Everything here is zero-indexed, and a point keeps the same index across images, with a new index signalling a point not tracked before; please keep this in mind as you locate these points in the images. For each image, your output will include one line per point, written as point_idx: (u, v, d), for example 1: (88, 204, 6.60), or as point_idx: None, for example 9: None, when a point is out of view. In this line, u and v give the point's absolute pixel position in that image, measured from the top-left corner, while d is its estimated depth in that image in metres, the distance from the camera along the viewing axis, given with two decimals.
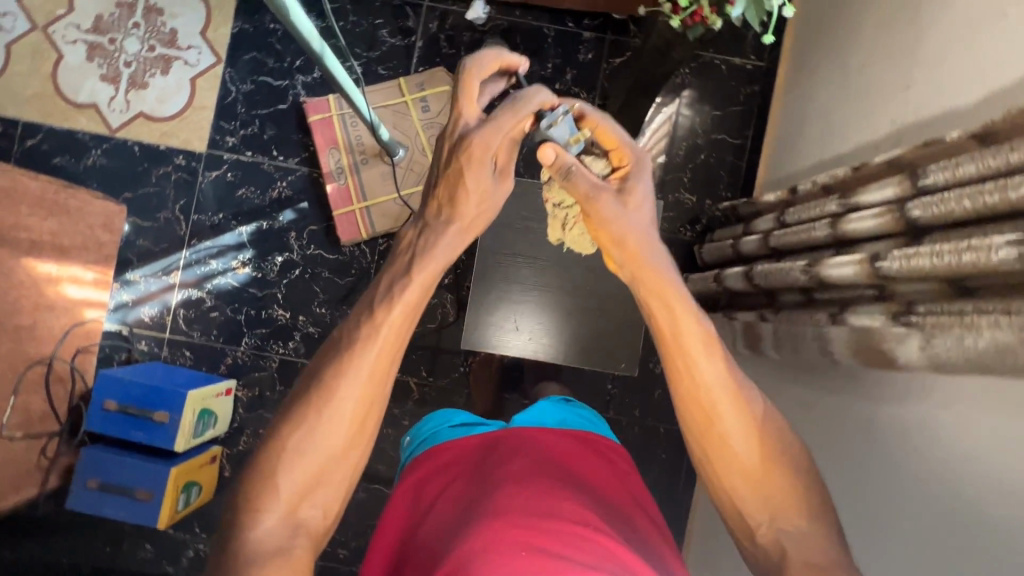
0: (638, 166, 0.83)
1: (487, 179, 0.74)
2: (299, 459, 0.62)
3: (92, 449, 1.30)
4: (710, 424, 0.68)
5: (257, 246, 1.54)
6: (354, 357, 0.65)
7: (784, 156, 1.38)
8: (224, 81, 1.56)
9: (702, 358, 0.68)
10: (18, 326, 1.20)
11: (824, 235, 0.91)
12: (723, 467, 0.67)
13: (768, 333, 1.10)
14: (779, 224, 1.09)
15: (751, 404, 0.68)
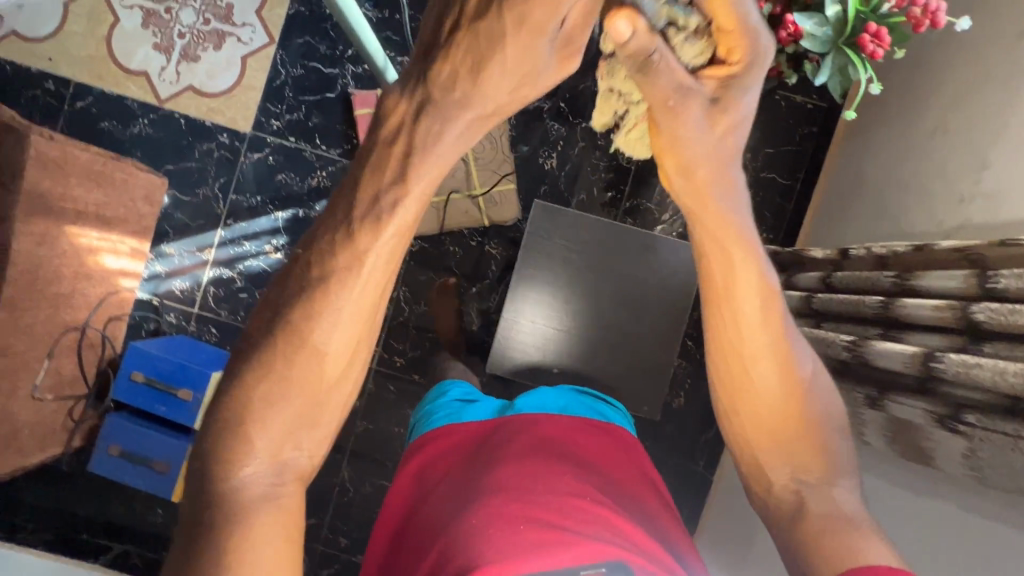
0: (756, 68, 0.55)
1: (539, 53, 0.51)
2: (273, 407, 0.50)
3: (116, 417, 1.34)
4: (745, 370, 0.62)
5: (291, 233, 1.55)
6: (329, 294, 0.51)
7: (835, 207, 1.34)
8: (275, 63, 1.55)
9: (749, 305, 0.61)
10: (58, 293, 1.22)
11: (875, 310, 0.88)
12: (751, 415, 0.63)
13: None
14: (824, 285, 1.06)
15: (799, 360, 0.63)
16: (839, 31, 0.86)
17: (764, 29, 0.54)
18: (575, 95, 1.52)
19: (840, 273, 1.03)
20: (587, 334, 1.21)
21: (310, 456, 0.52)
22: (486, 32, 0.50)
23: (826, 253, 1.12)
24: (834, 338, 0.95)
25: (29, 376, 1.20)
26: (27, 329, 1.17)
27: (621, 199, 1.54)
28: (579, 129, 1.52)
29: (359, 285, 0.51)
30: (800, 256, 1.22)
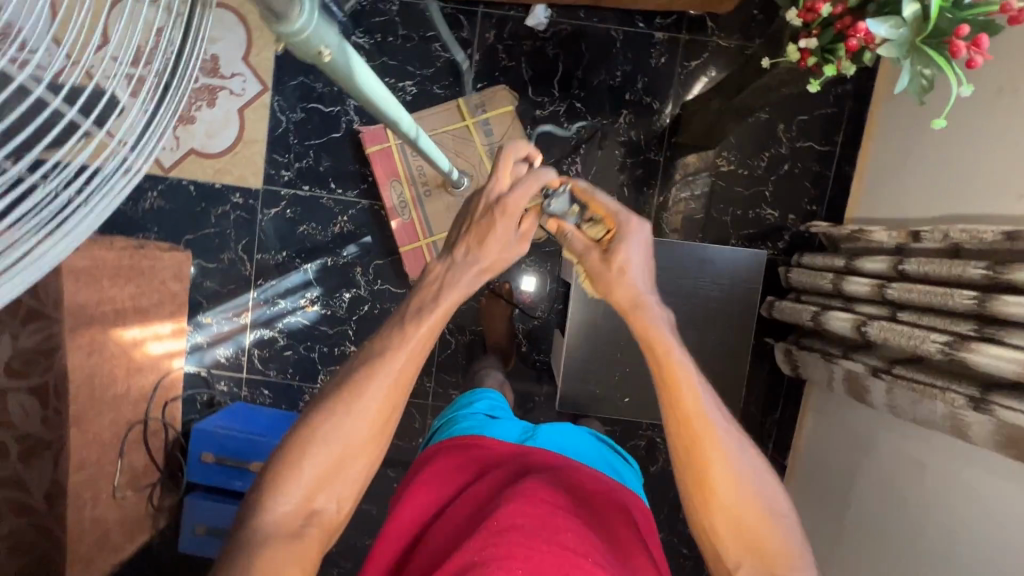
0: (630, 232, 0.69)
1: (511, 234, 0.68)
2: (307, 451, 0.66)
3: (195, 497, 1.35)
4: (699, 451, 0.62)
5: (324, 283, 1.53)
6: (376, 372, 0.68)
7: (885, 176, 1.28)
8: (273, 111, 1.48)
9: (688, 392, 0.63)
10: (115, 394, 1.22)
11: (967, 306, 0.85)
12: (704, 504, 0.61)
13: (880, 390, 1.03)
14: (897, 272, 1.03)
15: (738, 446, 0.63)
16: (918, 29, 0.64)
17: (636, 215, 0.70)
18: (590, 93, 1.46)
19: (912, 259, 0.99)
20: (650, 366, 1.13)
21: (336, 504, 0.67)
22: (479, 228, 0.68)
23: (893, 236, 1.08)
24: (923, 333, 0.92)
25: (106, 478, 1.22)
26: (95, 438, 1.17)
27: (652, 195, 1.48)
28: (600, 128, 1.47)
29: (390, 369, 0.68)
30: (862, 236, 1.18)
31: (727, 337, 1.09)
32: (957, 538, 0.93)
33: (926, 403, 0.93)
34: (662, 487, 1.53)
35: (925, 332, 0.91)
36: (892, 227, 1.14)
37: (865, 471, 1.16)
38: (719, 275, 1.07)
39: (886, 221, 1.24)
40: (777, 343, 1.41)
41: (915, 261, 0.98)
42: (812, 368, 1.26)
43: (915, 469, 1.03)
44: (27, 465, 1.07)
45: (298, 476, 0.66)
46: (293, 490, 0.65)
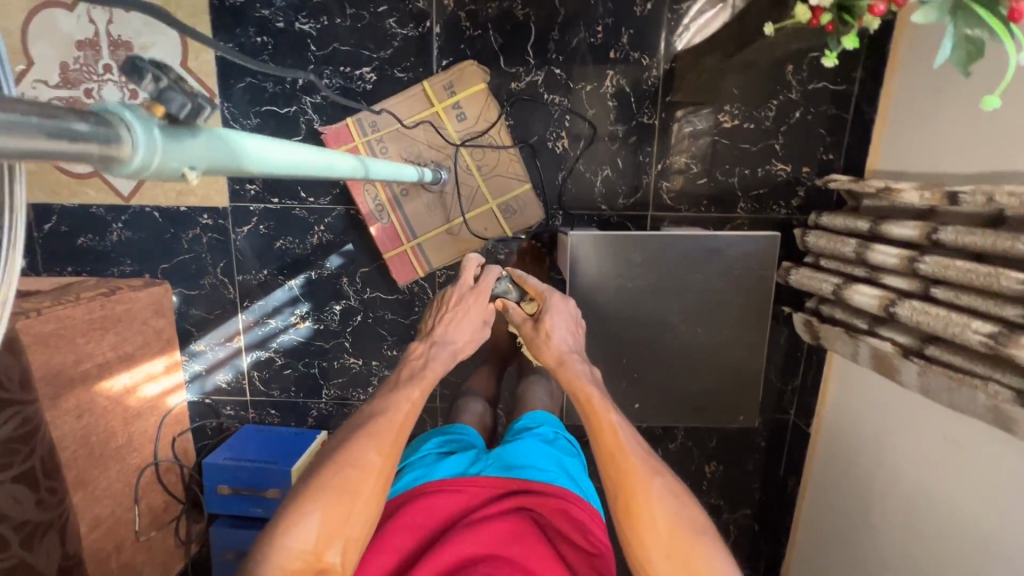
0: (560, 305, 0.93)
1: (476, 316, 0.93)
2: (315, 500, 0.70)
3: (220, 527, 1.36)
4: (626, 478, 0.74)
5: (311, 298, 1.45)
6: (375, 426, 0.77)
7: (915, 117, 1.12)
8: (225, 119, 1.35)
9: (610, 422, 0.79)
10: (117, 446, 1.20)
11: (1014, 289, 0.75)
12: (635, 527, 0.71)
13: (912, 373, 0.95)
14: (930, 241, 0.91)
15: (660, 480, 0.74)
16: None
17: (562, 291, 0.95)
18: (569, 55, 1.29)
19: (949, 228, 0.88)
20: (656, 372, 1.02)
21: (343, 556, 0.70)
22: (453, 314, 0.92)
23: (924, 196, 0.95)
24: (963, 317, 0.83)
25: (127, 525, 1.23)
26: (105, 493, 1.17)
27: (650, 163, 1.34)
28: (585, 95, 1.31)
29: (391, 419, 0.78)
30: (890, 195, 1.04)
31: (741, 329, 0.99)
32: (997, 519, 0.88)
33: (964, 391, 0.85)
34: (683, 462, 1.50)
35: (965, 318, 0.82)
36: (924, 182, 1.01)
37: (893, 443, 1.10)
38: (728, 265, 0.96)
39: (918, 174, 1.10)
40: (795, 311, 1.31)
41: (953, 230, 0.86)
42: (834, 341, 1.17)
43: (949, 446, 0.97)
44: (34, 551, 0.98)
45: (308, 528, 0.69)
46: (303, 539, 0.68)
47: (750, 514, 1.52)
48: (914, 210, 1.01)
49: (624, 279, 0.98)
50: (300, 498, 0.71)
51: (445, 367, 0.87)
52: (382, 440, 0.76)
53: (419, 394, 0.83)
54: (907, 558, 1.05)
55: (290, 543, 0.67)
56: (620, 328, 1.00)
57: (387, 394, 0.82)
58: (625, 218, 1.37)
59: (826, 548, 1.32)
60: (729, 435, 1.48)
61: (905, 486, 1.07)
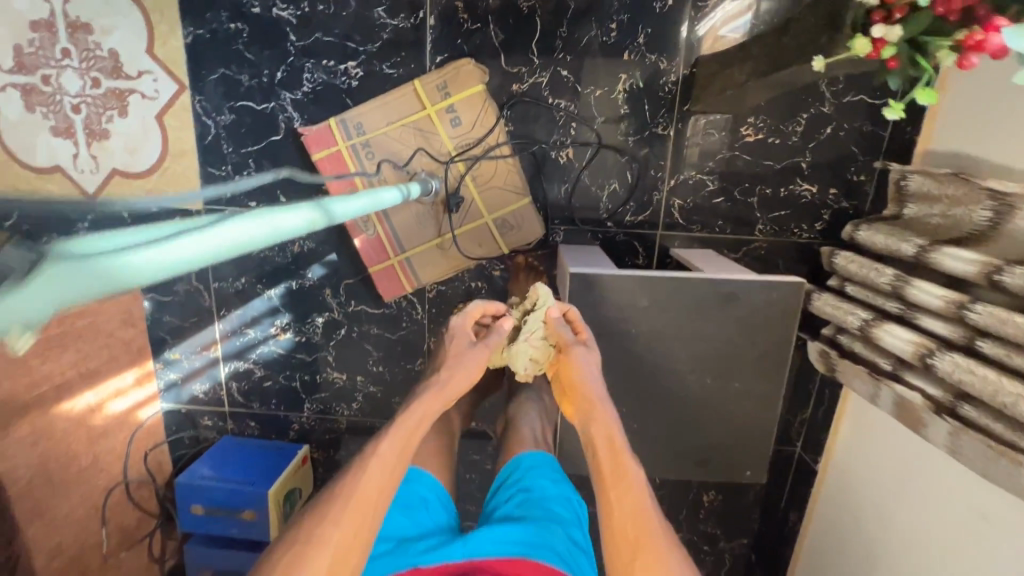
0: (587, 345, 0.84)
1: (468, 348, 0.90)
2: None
3: (194, 546, 1.31)
4: (643, 557, 0.63)
5: (292, 309, 1.35)
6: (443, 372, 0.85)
7: (976, 120, 0.97)
8: (197, 114, 1.23)
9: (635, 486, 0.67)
10: (80, 469, 1.13)
11: None
12: None
13: (941, 435, 0.86)
14: (991, 282, 0.81)
15: (678, 557, 0.64)
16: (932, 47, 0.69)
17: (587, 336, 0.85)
18: (577, 56, 1.16)
19: (1018, 270, 0.76)
20: (659, 423, 0.93)
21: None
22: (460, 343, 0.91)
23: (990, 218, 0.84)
24: (1015, 385, 0.72)
25: (94, 549, 1.16)
26: (68, 519, 1.10)
27: (662, 177, 1.22)
28: (593, 100, 1.18)
29: (372, 472, 0.71)
30: (963, 193, 0.93)
31: (753, 382, 0.90)
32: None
33: (1002, 464, 0.75)
34: (681, 489, 1.45)
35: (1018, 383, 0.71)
36: (989, 199, 0.87)
37: (907, 502, 1.03)
38: (746, 312, 0.86)
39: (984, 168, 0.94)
40: (810, 339, 1.21)
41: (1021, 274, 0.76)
42: (855, 382, 1.07)
43: (973, 518, 0.89)
44: None
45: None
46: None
47: (747, 544, 1.49)
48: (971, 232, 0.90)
49: (628, 323, 0.88)
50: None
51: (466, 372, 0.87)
52: (356, 513, 0.68)
53: (417, 421, 0.79)
54: None
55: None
56: (620, 376, 0.91)
57: (380, 437, 0.76)
58: (631, 236, 1.26)
59: None
60: None
61: (916, 550, 0.99)
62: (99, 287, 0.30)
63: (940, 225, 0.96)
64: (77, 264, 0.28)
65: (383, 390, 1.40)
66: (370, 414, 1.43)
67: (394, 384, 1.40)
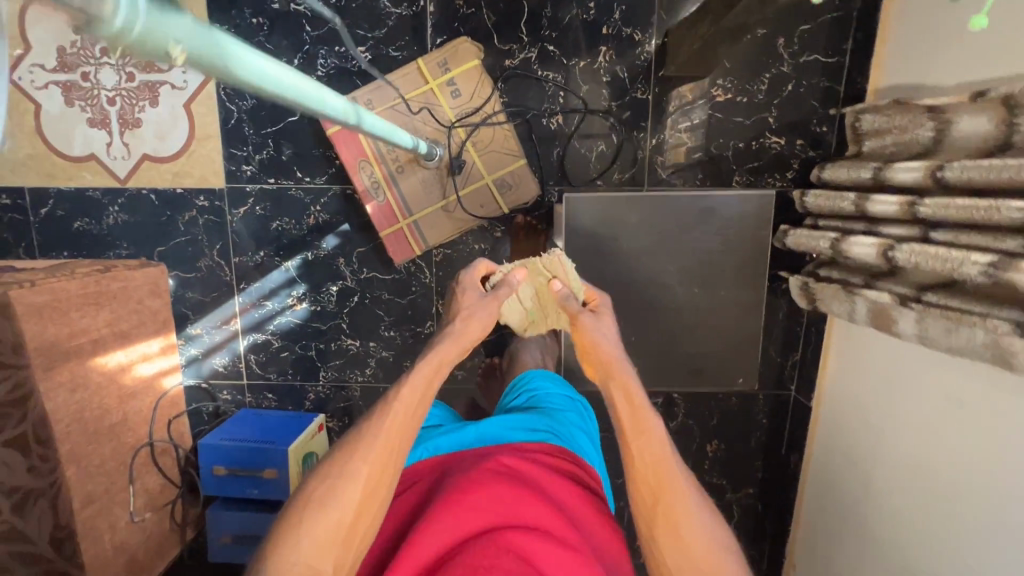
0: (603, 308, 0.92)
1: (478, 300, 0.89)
2: (332, 514, 0.65)
3: (216, 509, 1.36)
4: (666, 499, 0.68)
5: (308, 279, 1.45)
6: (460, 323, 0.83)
7: (913, 53, 1.11)
8: (221, 101, 1.36)
9: (656, 434, 0.72)
10: (112, 424, 1.19)
11: (1014, 218, 0.74)
12: (663, 535, 0.67)
13: (912, 326, 0.94)
14: (934, 182, 0.91)
15: (697, 495, 0.70)
16: None
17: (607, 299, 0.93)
18: (562, 32, 1.30)
19: (953, 164, 0.87)
20: (655, 335, 1.01)
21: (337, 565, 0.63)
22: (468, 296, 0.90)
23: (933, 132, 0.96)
24: (962, 253, 0.81)
25: (121, 505, 1.21)
26: (100, 470, 1.15)
27: (645, 137, 1.34)
28: (578, 71, 1.32)
29: (397, 415, 0.72)
30: (906, 120, 1.03)
31: (736, 290, 0.99)
32: (998, 476, 0.87)
33: (963, 330, 0.83)
34: (684, 439, 1.51)
35: (963, 251, 0.81)
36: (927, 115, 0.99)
37: (893, 409, 1.10)
38: (723, 224, 0.96)
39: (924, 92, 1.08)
40: (791, 276, 1.31)
41: (957, 166, 0.85)
42: (833, 304, 1.16)
43: (948, 405, 0.96)
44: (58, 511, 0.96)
45: (298, 547, 0.63)
46: (296, 553, 0.62)
47: (754, 494, 1.53)
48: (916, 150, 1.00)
49: (620, 240, 0.98)
50: (311, 509, 0.65)
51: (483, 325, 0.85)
52: (383, 452, 0.70)
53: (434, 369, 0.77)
54: (912, 514, 1.05)
55: (283, 561, 0.62)
56: (617, 290, 1.00)
57: (401, 379, 0.75)
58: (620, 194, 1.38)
59: (830, 518, 1.32)
60: (729, 412, 1.49)
61: (909, 451, 1.06)
62: (215, 55, 0.38)
63: (890, 151, 1.08)
64: (210, 28, 0.37)
65: (395, 354, 1.47)
66: (383, 380, 1.50)
67: (406, 347, 1.48)
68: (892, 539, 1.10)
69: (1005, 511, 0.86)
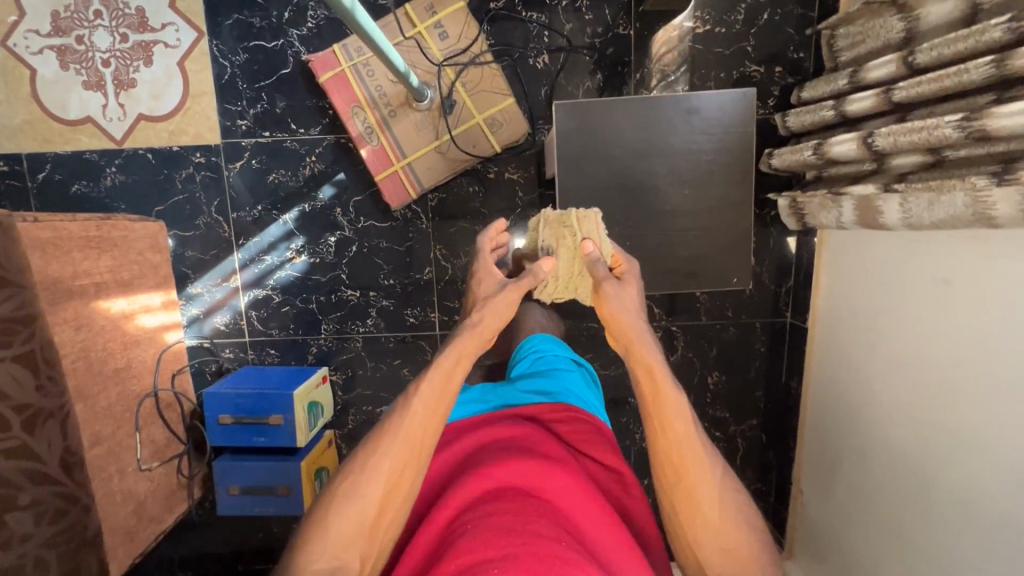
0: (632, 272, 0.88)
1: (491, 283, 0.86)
2: (354, 514, 0.65)
3: (223, 460, 1.36)
4: (687, 479, 0.69)
5: (306, 231, 1.47)
6: (478, 314, 0.79)
7: None
8: (214, 57, 1.39)
9: (679, 416, 0.70)
10: (117, 369, 1.19)
11: (983, 74, 0.78)
12: (686, 513, 0.69)
13: (893, 209, 0.96)
14: (908, 68, 0.94)
15: (719, 470, 0.70)
16: None
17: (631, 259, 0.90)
18: None
19: (924, 46, 0.90)
20: (649, 239, 1.03)
21: (362, 559, 0.65)
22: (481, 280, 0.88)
23: (902, 24, 1.00)
24: (939, 119, 0.85)
25: (128, 452, 1.20)
26: (106, 413, 1.15)
27: (630, 72, 1.38)
28: (560, 10, 1.36)
29: (415, 416, 0.70)
30: (873, 19, 1.08)
31: (725, 188, 1.02)
32: (992, 355, 0.91)
33: (944, 198, 0.86)
34: (685, 373, 1.52)
35: (940, 116, 0.84)
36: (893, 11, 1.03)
37: (889, 308, 1.14)
38: (708, 123, 1.00)
39: None
40: (777, 197, 1.34)
41: (928, 46, 0.89)
42: (820, 214, 1.19)
43: (940, 287, 1.00)
44: (67, 437, 0.96)
45: (323, 542, 0.64)
46: (322, 550, 0.64)
47: (757, 425, 1.55)
48: (888, 49, 1.04)
49: (611, 145, 1.00)
50: (332, 509, 0.66)
51: (498, 312, 0.80)
52: (404, 451, 0.68)
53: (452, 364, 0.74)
54: (912, 406, 1.07)
55: (312, 556, 0.64)
56: (611, 195, 1.02)
57: (417, 377, 0.72)
58: None
59: (834, 434, 1.33)
60: (728, 343, 1.51)
61: (908, 353, 1.09)
62: None
63: (862, 57, 1.12)
64: None
65: (395, 302, 1.49)
66: (384, 329, 1.51)
67: (406, 295, 1.49)
68: (896, 438, 1.12)
69: (1001, 373, 0.89)
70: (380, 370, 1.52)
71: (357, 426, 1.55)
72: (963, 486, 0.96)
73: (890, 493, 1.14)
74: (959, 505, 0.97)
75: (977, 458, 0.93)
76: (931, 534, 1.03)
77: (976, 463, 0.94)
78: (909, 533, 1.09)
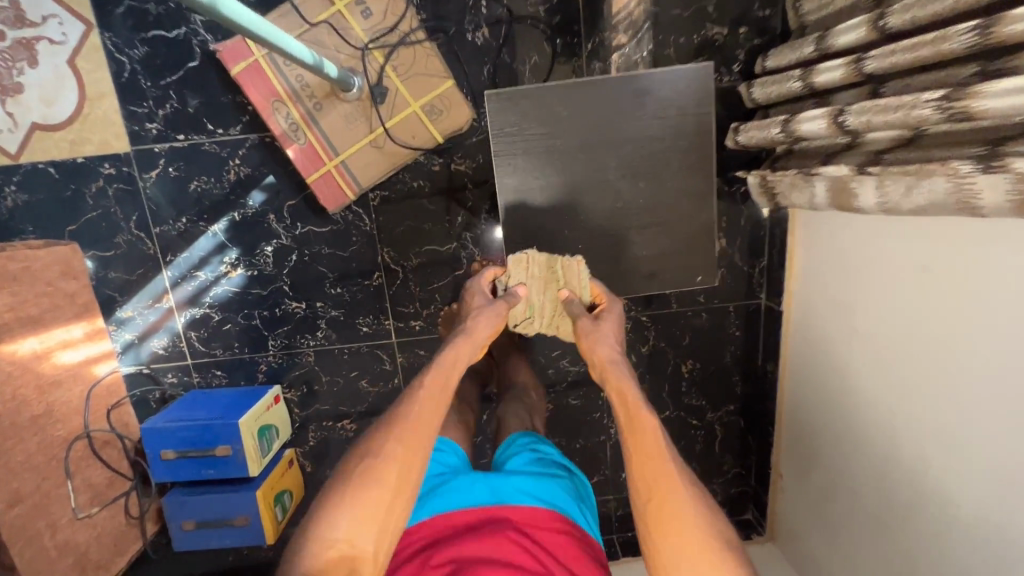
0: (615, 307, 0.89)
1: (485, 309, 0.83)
2: (365, 499, 0.64)
3: (173, 495, 1.28)
4: (663, 500, 0.65)
5: (239, 242, 1.34)
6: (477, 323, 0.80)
7: None
8: (110, 52, 1.22)
9: (653, 433, 0.68)
10: (35, 417, 1.11)
11: (965, 43, 0.68)
12: (665, 540, 0.63)
13: (869, 194, 0.87)
14: (880, 34, 0.82)
15: (695, 494, 0.66)
16: None
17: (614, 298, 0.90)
18: None
19: (897, 6, 0.79)
20: (603, 240, 0.93)
21: (376, 544, 0.64)
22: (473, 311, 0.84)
23: None
24: (915, 96, 0.74)
25: (59, 503, 1.14)
26: (25, 467, 1.08)
27: (580, 42, 1.24)
28: None
29: (420, 404, 0.70)
30: None
31: (684, 178, 0.91)
32: (971, 353, 0.84)
33: (924, 186, 0.76)
34: (659, 364, 1.45)
35: (917, 93, 0.74)
36: None
37: (862, 296, 1.07)
38: (662, 106, 0.88)
39: None
40: (746, 175, 1.24)
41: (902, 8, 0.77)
42: (792, 195, 1.09)
43: (914, 274, 0.93)
44: None
45: (336, 524, 0.63)
46: (334, 533, 0.62)
47: (736, 410, 1.50)
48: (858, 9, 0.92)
49: (555, 137, 0.89)
50: (346, 492, 0.65)
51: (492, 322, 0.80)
52: (413, 438, 0.68)
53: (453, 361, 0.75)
54: (888, 402, 1.02)
55: (322, 541, 0.62)
56: (557, 194, 0.91)
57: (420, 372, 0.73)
58: None
59: (812, 422, 1.28)
60: (702, 329, 1.43)
61: (882, 347, 1.02)
62: None
63: (832, 16, 1.00)
64: None
65: (345, 311, 1.38)
66: (336, 341, 1.41)
67: (356, 304, 1.38)
68: (878, 436, 1.05)
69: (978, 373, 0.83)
70: (336, 385, 1.43)
71: (319, 443, 1.46)
72: (944, 483, 0.91)
73: (870, 488, 1.09)
74: (942, 502, 0.92)
75: (960, 455, 0.87)
76: (916, 532, 0.98)
77: (960, 462, 0.87)
78: (899, 536, 1.02)
